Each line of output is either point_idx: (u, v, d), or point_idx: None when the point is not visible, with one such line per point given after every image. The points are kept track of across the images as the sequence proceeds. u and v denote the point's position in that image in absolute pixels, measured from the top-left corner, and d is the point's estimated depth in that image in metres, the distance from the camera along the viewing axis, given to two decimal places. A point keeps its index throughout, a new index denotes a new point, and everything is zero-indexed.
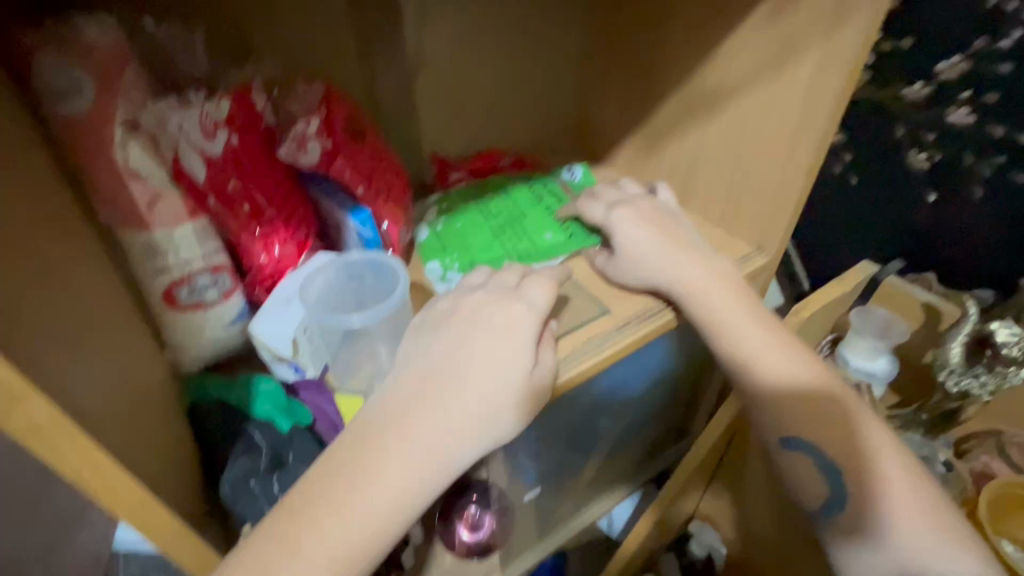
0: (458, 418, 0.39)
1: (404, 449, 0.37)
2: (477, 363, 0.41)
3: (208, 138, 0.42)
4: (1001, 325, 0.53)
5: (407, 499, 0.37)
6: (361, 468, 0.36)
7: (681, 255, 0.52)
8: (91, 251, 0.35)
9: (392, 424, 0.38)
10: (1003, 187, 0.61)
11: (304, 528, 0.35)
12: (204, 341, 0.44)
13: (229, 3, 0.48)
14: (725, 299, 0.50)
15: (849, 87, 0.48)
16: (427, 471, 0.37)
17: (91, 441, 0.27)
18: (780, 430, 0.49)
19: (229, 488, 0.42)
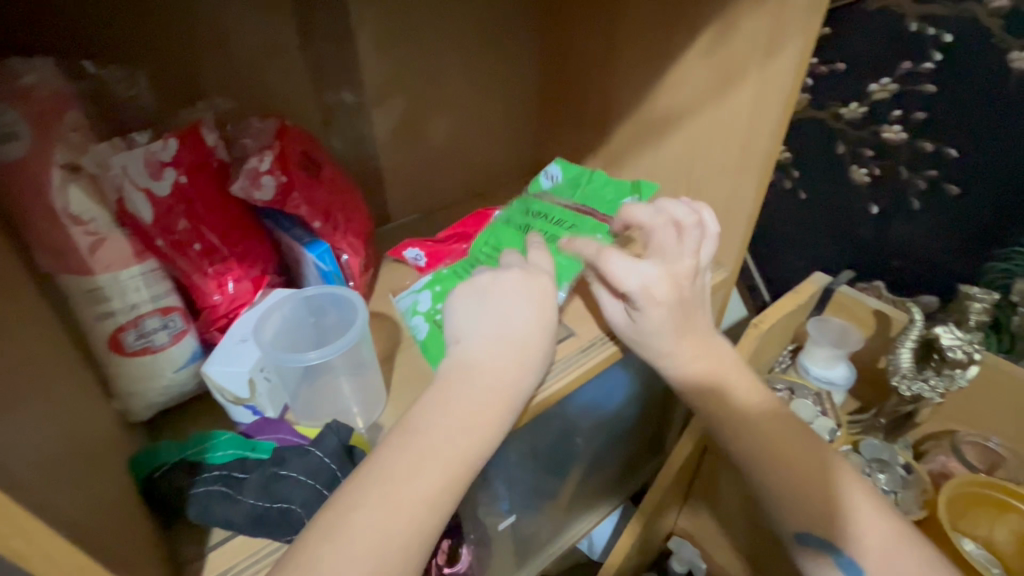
0: (515, 368, 0.42)
1: (479, 398, 0.40)
2: (514, 329, 0.44)
3: (154, 178, 0.41)
4: (944, 331, 0.55)
5: (488, 442, 0.39)
6: (444, 419, 0.38)
7: (684, 343, 0.50)
8: (30, 300, 0.34)
9: (458, 381, 0.41)
10: (938, 198, 0.64)
11: (395, 484, 0.35)
12: (154, 387, 0.42)
13: (177, 42, 0.47)
14: (708, 349, 0.51)
15: (787, 113, 0.51)
16: (498, 416, 0.40)
17: (20, 508, 0.26)
18: (792, 524, 0.46)
19: (256, 498, 0.40)
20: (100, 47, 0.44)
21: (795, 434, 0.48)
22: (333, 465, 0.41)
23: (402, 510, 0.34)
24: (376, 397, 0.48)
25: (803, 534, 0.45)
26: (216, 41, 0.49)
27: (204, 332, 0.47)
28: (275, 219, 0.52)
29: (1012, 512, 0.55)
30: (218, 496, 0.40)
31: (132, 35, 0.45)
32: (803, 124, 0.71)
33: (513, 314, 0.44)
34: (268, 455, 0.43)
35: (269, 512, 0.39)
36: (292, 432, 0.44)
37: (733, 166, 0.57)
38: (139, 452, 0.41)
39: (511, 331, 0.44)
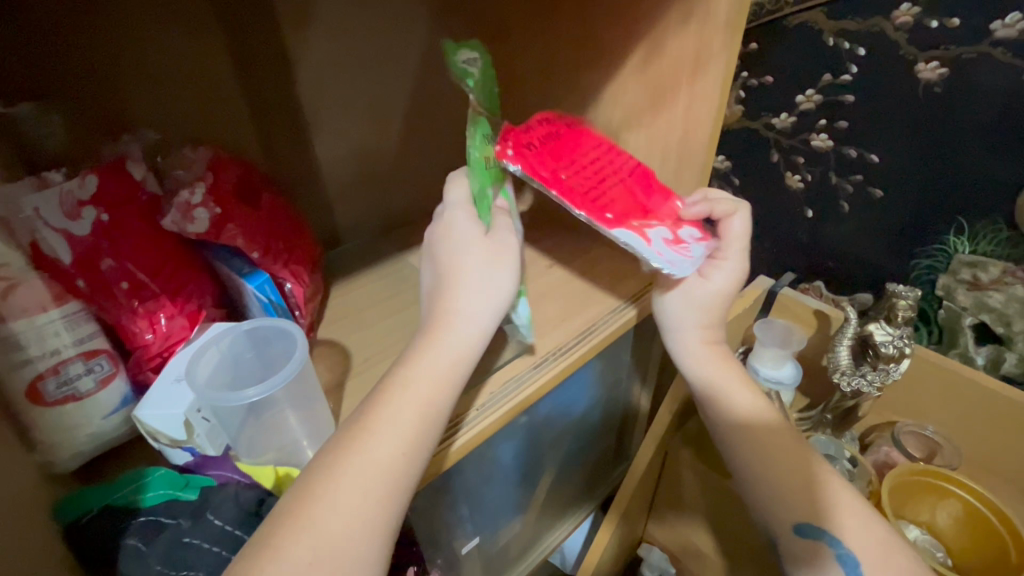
0: (467, 306, 0.44)
1: (442, 352, 0.42)
2: (460, 269, 0.45)
3: (71, 218, 0.39)
4: (877, 327, 0.59)
5: (446, 396, 0.41)
6: (407, 370, 0.41)
7: (717, 351, 0.53)
8: None
9: (427, 341, 0.43)
10: (865, 201, 0.67)
11: (358, 442, 0.37)
12: (80, 435, 0.40)
13: (97, 75, 0.46)
14: (720, 365, 0.52)
15: (713, 139, 0.56)
16: (460, 365, 0.42)
17: None
18: (791, 518, 0.47)
19: (163, 564, 0.37)
20: (13, 82, 0.42)
21: (781, 444, 0.49)
22: (239, 532, 0.39)
23: (360, 490, 0.35)
24: (325, 430, 0.47)
25: (803, 524, 0.47)
26: (142, 73, 0.48)
27: (137, 373, 0.44)
28: (212, 249, 0.50)
29: (951, 496, 0.58)
30: (128, 554, 0.37)
31: (48, 67, 0.43)
32: (739, 134, 0.74)
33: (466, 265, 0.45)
34: (196, 496, 0.40)
35: None
36: (235, 470, 0.43)
37: (670, 181, 0.60)
38: (66, 499, 0.39)
39: (472, 288, 0.45)
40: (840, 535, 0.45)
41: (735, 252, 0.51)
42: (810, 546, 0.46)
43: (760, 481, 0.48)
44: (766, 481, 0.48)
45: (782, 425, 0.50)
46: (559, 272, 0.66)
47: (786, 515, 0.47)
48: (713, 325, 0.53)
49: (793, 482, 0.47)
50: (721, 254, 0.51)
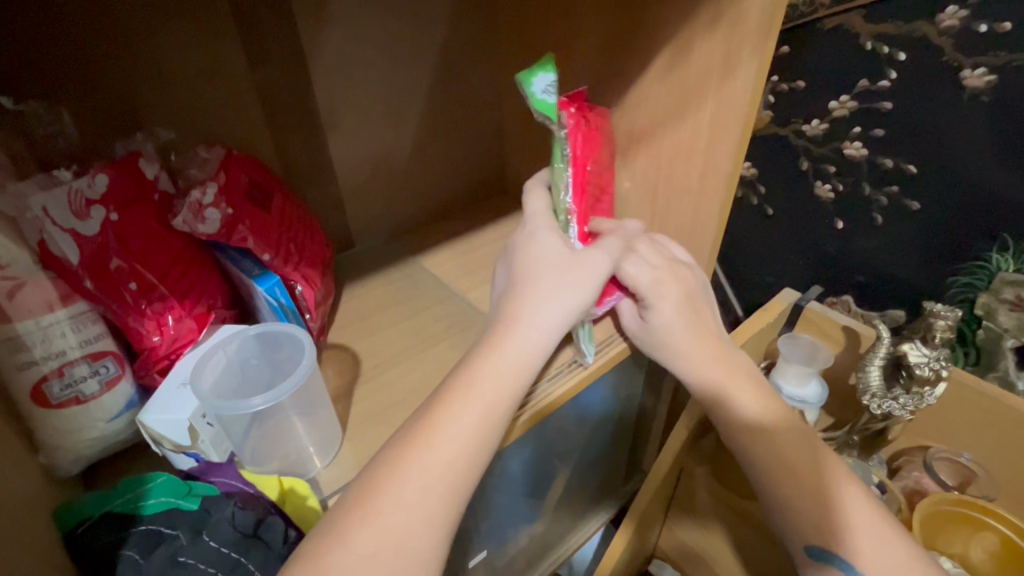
0: (543, 307, 0.43)
1: (505, 351, 0.41)
2: (542, 272, 0.45)
3: (80, 218, 0.38)
4: (912, 347, 0.55)
5: (511, 396, 0.40)
6: (469, 374, 0.40)
7: (706, 370, 0.50)
8: None
9: (490, 344, 0.42)
10: (900, 214, 0.64)
11: (423, 438, 0.37)
12: (83, 439, 0.39)
13: (113, 72, 0.45)
14: (733, 381, 0.49)
15: (746, 131, 0.50)
16: (526, 366, 0.42)
17: None
18: (806, 537, 0.44)
19: None
20: (30, 79, 0.42)
21: (812, 466, 0.46)
22: (234, 553, 0.37)
23: (424, 487, 0.35)
24: (333, 435, 0.47)
25: (816, 545, 0.44)
26: (156, 70, 0.47)
27: (144, 375, 0.44)
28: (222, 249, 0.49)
29: (987, 530, 0.55)
30: (126, 567, 0.36)
31: (62, 64, 0.43)
32: (766, 141, 0.71)
33: (541, 265, 0.46)
34: (196, 505, 0.39)
35: None
36: (238, 477, 0.41)
37: (694, 188, 0.56)
38: (68, 503, 0.38)
39: (546, 288, 0.44)
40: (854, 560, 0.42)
41: (648, 281, 0.50)
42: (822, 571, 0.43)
43: (780, 499, 0.46)
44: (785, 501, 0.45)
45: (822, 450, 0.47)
46: None
47: (798, 534, 0.45)
48: (680, 350, 0.50)
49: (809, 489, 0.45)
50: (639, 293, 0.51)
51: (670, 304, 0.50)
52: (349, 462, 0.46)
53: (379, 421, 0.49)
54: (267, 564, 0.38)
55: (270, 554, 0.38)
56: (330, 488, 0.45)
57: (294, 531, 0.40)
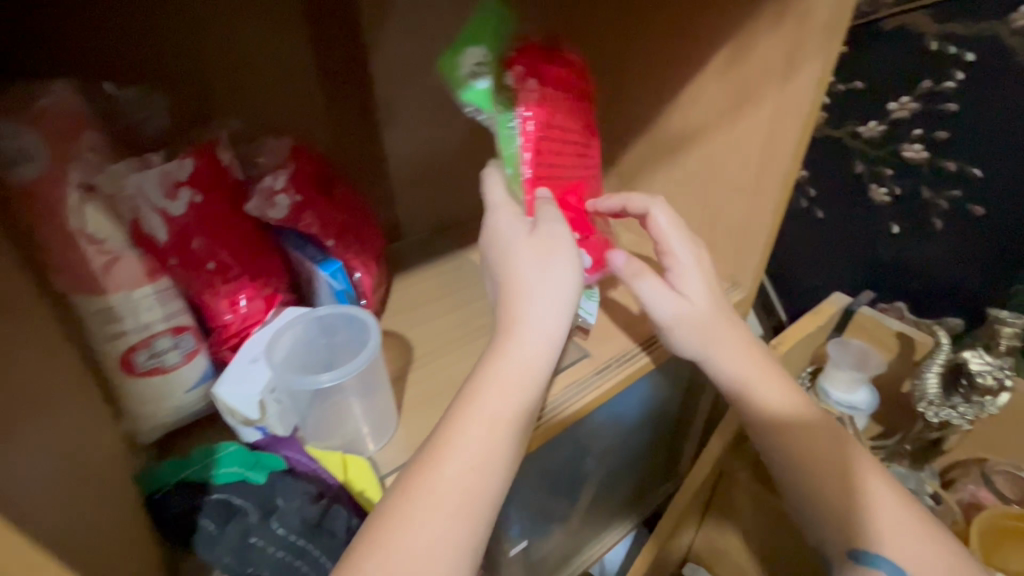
0: (538, 304, 0.40)
1: (510, 367, 0.39)
2: (520, 266, 0.42)
3: (169, 199, 0.41)
4: (973, 355, 0.54)
5: (523, 400, 0.39)
6: (476, 392, 0.38)
7: (726, 343, 0.49)
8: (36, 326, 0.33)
9: (496, 350, 0.40)
10: (961, 219, 0.63)
11: (448, 437, 0.37)
12: (165, 407, 0.42)
13: (196, 63, 0.48)
14: (747, 368, 0.49)
15: (805, 133, 0.50)
16: (534, 369, 0.40)
17: (35, 545, 0.24)
18: (847, 544, 0.43)
19: (229, 557, 0.37)
20: (123, 68, 0.44)
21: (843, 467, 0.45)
22: (298, 539, 0.39)
23: (457, 479, 0.35)
24: (388, 421, 0.48)
25: (862, 550, 0.42)
26: (230, 61, 0.49)
27: (215, 350, 0.46)
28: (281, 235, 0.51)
29: None
30: (202, 536, 0.38)
31: (149, 55, 0.45)
32: (817, 143, 0.70)
33: (518, 259, 0.43)
34: (264, 480, 0.41)
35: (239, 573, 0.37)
36: (303, 453, 0.43)
37: (750, 188, 0.56)
38: (148, 468, 0.40)
39: (542, 291, 0.41)
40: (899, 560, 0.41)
41: (676, 237, 0.50)
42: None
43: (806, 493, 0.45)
44: (818, 499, 0.45)
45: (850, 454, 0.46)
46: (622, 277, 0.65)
47: (841, 538, 0.43)
48: (708, 311, 0.49)
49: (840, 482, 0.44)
50: (667, 247, 0.50)
51: (696, 260, 0.50)
52: (404, 443, 0.47)
53: (432, 407, 0.51)
54: (328, 554, 0.39)
55: (333, 542, 0.39)
56: (389, 467, 0.45)
57: (356, 520, 0.41)
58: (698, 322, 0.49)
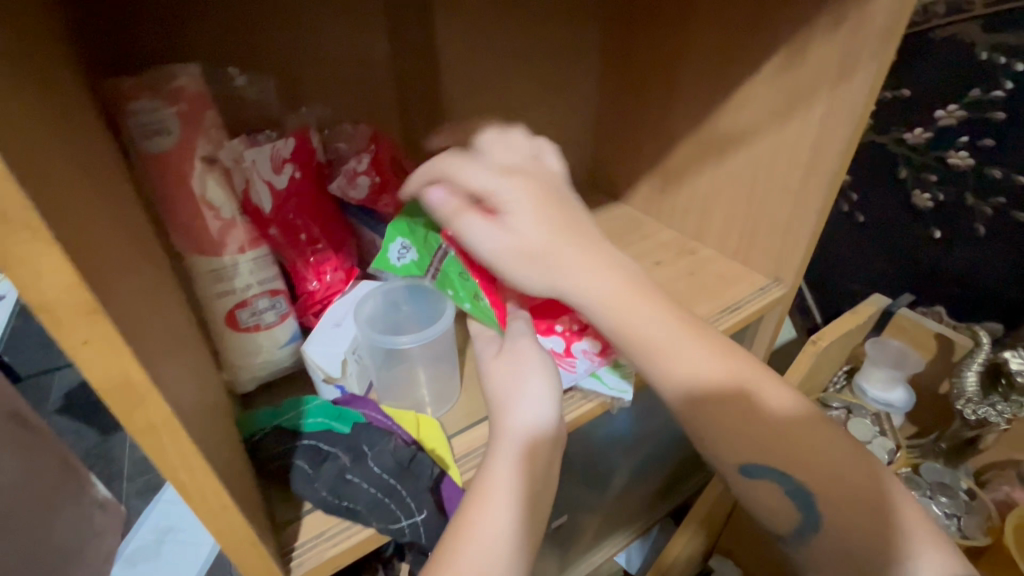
0: (524, 405, 0.40)
1: (504, 480, 0.37)
2: (501, 379, 0.43)
3: (275, 172, 0.45)
4: (1013, 355, 0.57)
5: (535, 478, 0.38)
6: (475, 506, 0.36)
7: (562, 262, 0.38)
8: (166, 281, 0.37)
9: (492, 450, 0.39)
10: (1004, 225, 0.64)
11: (466, 529, 0.35)
12: (259, 361, 0.47)
13: (291, 54, 0.52)
14: (614, 287, 0.39)
15: (857, 131, 0.52)
16: (535, 457, 0.39)
17: (210, 471, 0.28)
18: (736, 460, 0.41)
19: (327, 492, 0.41)
20: (230, 55, 0.49)
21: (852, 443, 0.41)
22: (389, 478, 0.42)
23: (481, 556, 0.34)
24: (449, 390, 0.51)
25: (750, 466, 0.41)
26: (321, 55, 0.54)
27: (301, 316, 0.51)
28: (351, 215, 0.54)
29: None
30: (299, 474, 0.42)
31: (252, 45, 0.50)
32: (863, 149, 0.72)
33: (500, 378, 0.43)
34: (349, 429, 0.44)
35: (337, 508, 0.41)
36: (378, 411, 0.46)
37: (797, 186, 0.59)
38: (247, 417, 0.45)
39: (527, 399, 0.41)
40: (788, 474, 0.40)
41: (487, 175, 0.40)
42: (757, 483, 0.42)
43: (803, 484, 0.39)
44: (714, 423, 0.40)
45: (745, 382, 0.39)
46: (664, 270, 0.69)
47: (732, 457, 0.41)
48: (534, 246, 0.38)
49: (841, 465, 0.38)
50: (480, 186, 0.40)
51: (485, 181, 0.40)
52: (464, 410, 0.51)
53: None
54: (414, 496, 0.42)
55: (419, 485, 0.43)
56: (454, 429, 0.49)
57: (436, 469, 0.44)
58: (510, 240, 0.39)
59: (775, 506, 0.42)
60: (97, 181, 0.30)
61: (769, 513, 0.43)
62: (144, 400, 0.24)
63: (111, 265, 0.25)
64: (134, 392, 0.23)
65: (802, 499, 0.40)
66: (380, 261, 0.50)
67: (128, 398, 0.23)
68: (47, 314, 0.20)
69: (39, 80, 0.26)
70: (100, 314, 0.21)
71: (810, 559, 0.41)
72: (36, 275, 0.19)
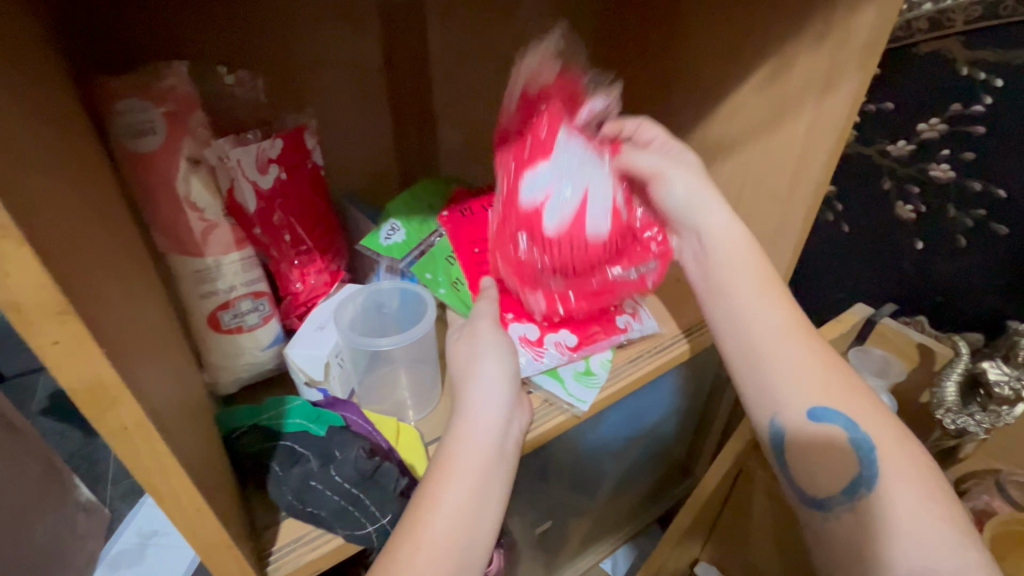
0: (482, 388, 0.43)
1: (464, 454, 0.40)
2: (463, 361, 0.46)
3: (261, 173, 0.45)
4: (992, 365, 0.58)
5: (491, 455, 0.41)
6: (434, 479, 0.39)
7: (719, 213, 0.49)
8: (148, 281, 0.37)
9: (451, 427, 0.42)
10: (984, 236, 0.65)
11: (427, 499, 0.38)
12: (241, 363, 0.47)
13: (282, 56, 0.53)
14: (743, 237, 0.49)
15: (840, 143, 0.53)
16: (491, 434, 0.41)
17: (183, 475, 0.28)
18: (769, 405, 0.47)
19: (293, 496, 0.40)
20: (219, 57, 0.49)
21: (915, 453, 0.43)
22: (354, 490, 0.41)
23: (438, 524, 0.37)
24: (430, 393, 0.52)
25: (816, 408, 0.45)
26: (314, 56, 0.54)
27: (285, 318, 0.51)
28: (572, 147, 0.50)
29: None
30: (270, 476, 0.41)
31: (240, 46, 0.50)
32: (850, 159, 0.73)
33: (462, 359, 0.46)
34: (325, 432, 0.43)
35: (303, 513, 0.40)
36: (359, 415, 0.46)
37: (783, 195, 0.59)
38: (224, 414, 0.45)
39: (483, 381, 0.43)
40: (854, 418, 0.44)
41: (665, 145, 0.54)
42: (824, 432, 0.44)
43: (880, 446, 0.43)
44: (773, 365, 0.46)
45: (810, 340, 0.46)
46: None
47: (799, 400, 0.45)
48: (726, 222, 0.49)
49: (912, 465, 0.42)
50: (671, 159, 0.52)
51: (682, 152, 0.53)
52: (444, 415, 0.51)
53: None
54: (380, 505, 0.41)
55: (385, 496, 0.42)
56: (431, 435, 0.49)
57: (405, 480, 0.43)
58: (693, 170, 0.50)
59: (838, 459, 0.44)
60: (81, 181, 0.30)
61: (826, 468, 0.45)
62: (118, 402, 0.24)
63: (92, 268, 0.25)
64: (106, 393, 0.23)
65: (862, 448, 0.43)
66: (369, 241, 0.53)
67: (101, 400, 0.23)
68: (19, 315, 0.20)
69: (23, 82, 0.26)
70: (73, 314, 0.21)
71: (852, 526, 0.42)
72: (6, 276, 0.19)
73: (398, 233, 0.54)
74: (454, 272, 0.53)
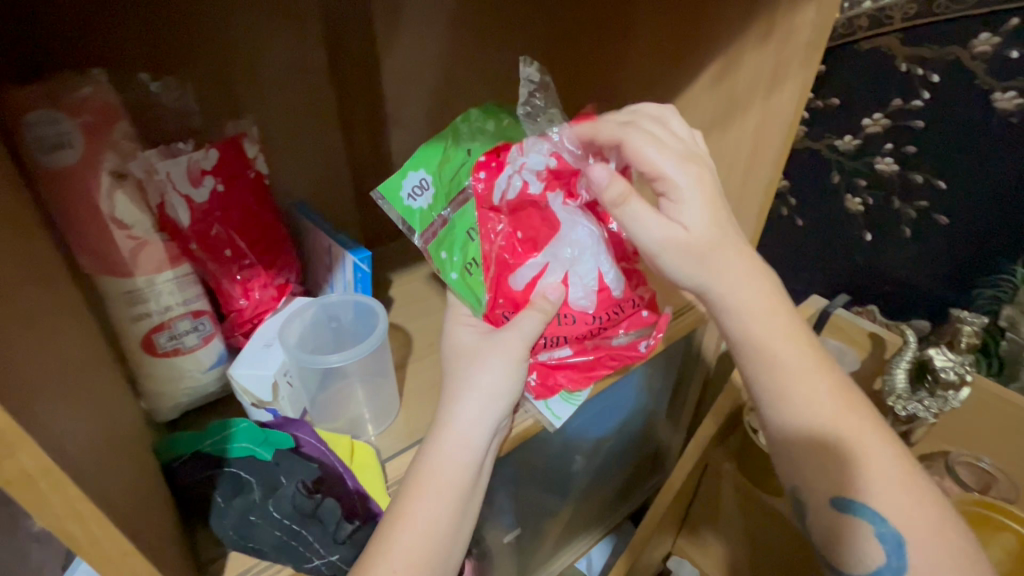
0: (470, 398, 0.43)
1: (443, 467, 0.40)
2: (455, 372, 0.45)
3: (194, 186, 0.44)
4: (937, 352, 0.60)
5: (468, 469, 0.41)
6: (415, 494, 0.39)
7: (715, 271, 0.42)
8: (69, 306, 0.34)
9: (433, 438, 0.42)
10: (928, 227, 0.68)
11: (404, 513, 0.38)
12: (181, 388, 0.44)
13: (218, 60, 0.50)
14: (762, 307, 0.43)
15: (787, 141, 0.55)
16: (471, 447, 0.41)
17: (105, 518, 0.26)
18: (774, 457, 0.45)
19: (233, 530, 0.38)
20: (147, 62, 0.46)
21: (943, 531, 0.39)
22: (293, 525, 0.39)
23: (406, 541, 0.37)
24: (388, 405, 0.50)
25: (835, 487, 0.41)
26: (252, 60, 0.52)
27: (229, 336, 0.48)
28: (582, 231, 0.50)
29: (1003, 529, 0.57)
30: (210, 509, 0.39)
31: (170, 50, 0.47)
32: (800, 154, 0.75)
33: (456, 368, 0.45)
34: (270, 457, 0.42)
35: (243, 548, 0.38)
36: (311, 434, 0.44)
37: (735, 193, 0.60)
38: (163, 440, 0.42)
39: (471, 391, 0.43)
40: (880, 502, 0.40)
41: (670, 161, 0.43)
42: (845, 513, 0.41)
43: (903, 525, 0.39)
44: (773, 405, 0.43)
45: (846, 411, 0.42)
46: None
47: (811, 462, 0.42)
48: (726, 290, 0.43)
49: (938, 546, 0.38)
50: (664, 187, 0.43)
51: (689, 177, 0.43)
52: (403, 428, 0.50)
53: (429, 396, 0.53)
54: (326, 541, 0.39)
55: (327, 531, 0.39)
56: (389, 451, 0.48)
57: (350, 525, 0.40)
58: (683, 254, 0.42)
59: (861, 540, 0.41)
60: None
61: (848, 548, 0.42)
62: (16, 448, 0.22)
63: None
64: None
65: (888, 537, 0.39)
66: (390, 193, 0.51)
67: None
68: None
69: None
70: None
71: None
72: None
73: (421, 196, 0.51)
74: (470, 252, 0.52)
